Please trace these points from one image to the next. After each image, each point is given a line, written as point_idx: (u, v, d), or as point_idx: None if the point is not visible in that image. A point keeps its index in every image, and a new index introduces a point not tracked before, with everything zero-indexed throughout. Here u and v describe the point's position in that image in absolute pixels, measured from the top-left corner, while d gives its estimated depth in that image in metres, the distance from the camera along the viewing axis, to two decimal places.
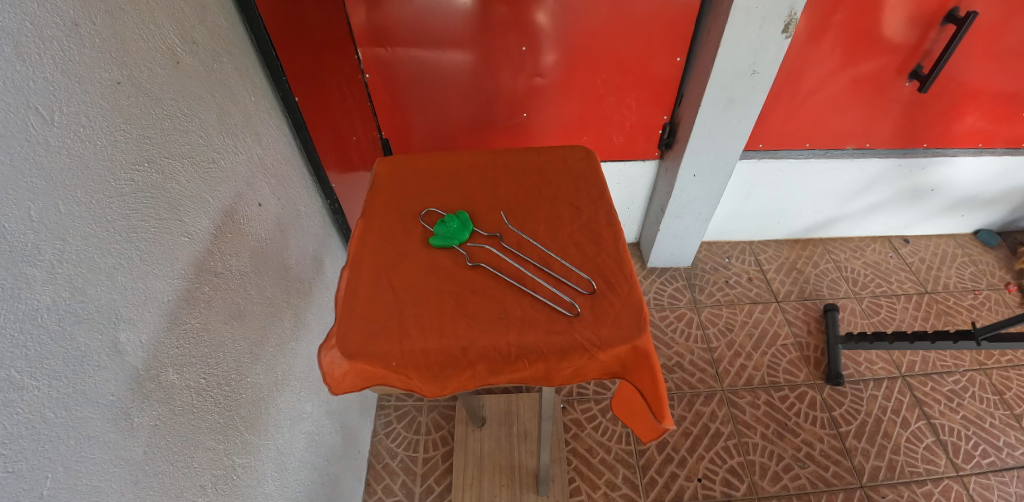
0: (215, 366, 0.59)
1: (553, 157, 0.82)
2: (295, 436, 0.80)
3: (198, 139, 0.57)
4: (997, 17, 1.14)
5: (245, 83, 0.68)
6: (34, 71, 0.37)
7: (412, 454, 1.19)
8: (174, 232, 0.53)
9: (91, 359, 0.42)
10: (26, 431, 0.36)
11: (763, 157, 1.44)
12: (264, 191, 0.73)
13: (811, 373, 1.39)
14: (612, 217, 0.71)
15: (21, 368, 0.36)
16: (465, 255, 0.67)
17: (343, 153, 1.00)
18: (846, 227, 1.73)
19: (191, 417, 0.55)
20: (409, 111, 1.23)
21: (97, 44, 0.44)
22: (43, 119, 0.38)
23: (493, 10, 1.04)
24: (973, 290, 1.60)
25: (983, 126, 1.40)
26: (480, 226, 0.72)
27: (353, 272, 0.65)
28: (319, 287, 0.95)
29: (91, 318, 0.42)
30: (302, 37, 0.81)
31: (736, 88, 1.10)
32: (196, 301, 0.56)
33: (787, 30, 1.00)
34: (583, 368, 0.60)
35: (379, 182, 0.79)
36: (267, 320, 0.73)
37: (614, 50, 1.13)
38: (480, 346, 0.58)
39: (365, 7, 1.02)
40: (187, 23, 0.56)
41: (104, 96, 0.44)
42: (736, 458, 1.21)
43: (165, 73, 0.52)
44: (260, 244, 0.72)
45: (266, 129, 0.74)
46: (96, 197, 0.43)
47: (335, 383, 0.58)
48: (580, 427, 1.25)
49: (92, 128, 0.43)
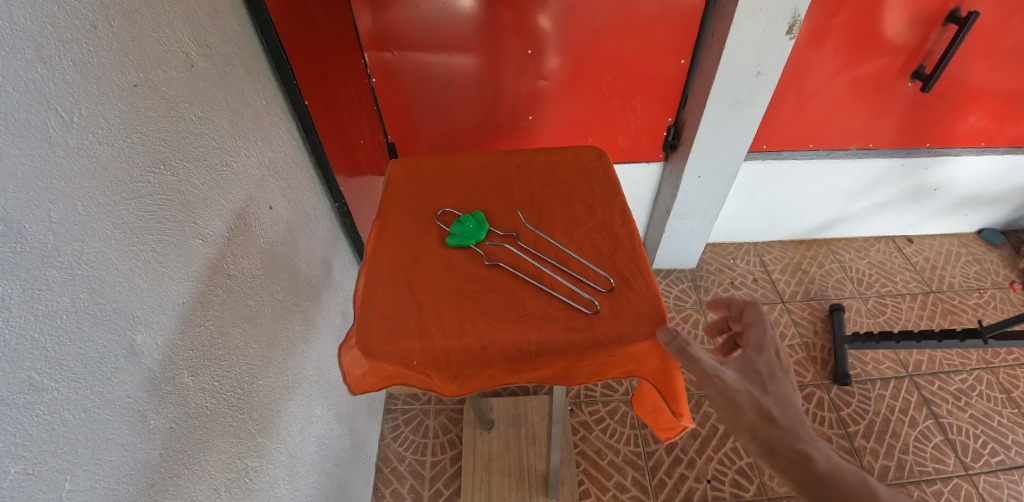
0: (229, 369, 0.59)
1: (566, 157, 0.82)
2: (306, 439, 0.80)
3: (211, 142, 0.58)
4: (998, 18, 1.15)
5: (256, 86, 0.68)
6: (54, 73, 0.38)
7: (420, 457, 1.19)
8: (189, 234, 0.53)
9: (108, 360, 0.42)
10: (45, 433, 0.36)
11: (767, 158, 1.44)
12: (274, 193, 0.73)
13: (818, 373, 1.38)
14: (626, 216, 0.72)
15: (41, 369, 0.36)
16: (481, 254, 0.67)
17: (351, 157, 1.01)
18: (850, 227, 1.73)
19: (206, 421, 0.55)
20: (415, 115, 1.23)
21: (115, 47, 0.44)
22: (63, 121, 0.38)
23: (498, 14, 1.05)
24: (977, 289, 1.60)
25: (985, 126, 1.41)
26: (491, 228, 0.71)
27: (371, 272, 0.65)
28: (328, 290, 0.94)
29: (108, 319, 0.42)
30: (311, 40, 0.81)
31: (741, 89, 1.10)
32: (210, 303, 0.56)
33: (791, 31, 1.01)
34: (602, 365, 0.60)
35: (392, 182, 0.80)
36: (279, 322, 0.73)
37: (618, 52, 1.14)
38: (499, 344, 0.58)
39: (371, 10, 1.02)
40: (201, 27, 0.56)
41: (121, 99, 0.44)
42: (746, 458, 1.20)
43: (180, 76, 0.53)
44: (271, 247, 0.72)
45: (277, 132, 0.74)
46: (113, 198, 0.43)
47: (355, 383, 0.59)
48: (587, 429, 1.25)
49: (110, 130, 0.43)
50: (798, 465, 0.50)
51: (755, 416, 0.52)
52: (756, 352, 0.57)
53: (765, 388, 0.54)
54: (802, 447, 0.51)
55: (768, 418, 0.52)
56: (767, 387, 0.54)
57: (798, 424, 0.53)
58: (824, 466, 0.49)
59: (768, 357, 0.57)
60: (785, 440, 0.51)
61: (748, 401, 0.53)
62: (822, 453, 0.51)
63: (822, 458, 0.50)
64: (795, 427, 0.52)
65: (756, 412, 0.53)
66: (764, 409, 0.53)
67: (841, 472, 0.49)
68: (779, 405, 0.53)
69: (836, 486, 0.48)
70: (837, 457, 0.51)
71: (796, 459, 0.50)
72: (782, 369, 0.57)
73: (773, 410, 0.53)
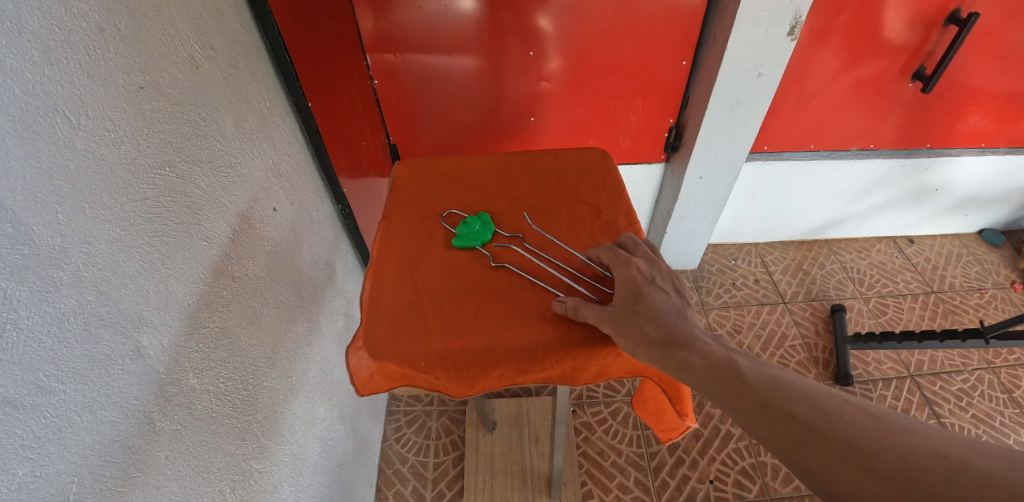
0: (233, 371, 0.59)
1: (570, 159, 0.82)
2: (309, 440, 0.80)
3: (217, 144, 0.58)
4: (998, 18, 1.15)
5: (261, 89, 0.69)
6: (61, 76, 0.38)
7: (422, 458, 1.19)
8: (194, 236, 0.53)
9: (114, 362, 0.42)
10: (53, 435, 0.36)
11: (769, 159, 1.44)
12: (278, 195, 0.73)
13: (820, 374, 1.39)
14: (631, 217, 0.72)
15: (49, 371, 0.36)
16: (488, 255, 0.68)
17: (354, 159, 1.01)
18: (851, 228, 1.74)
19: (211, 422, 0.55)
20: (417, 116, 1.23)
21: (121, 49, 0.44)
22: (70, 123, 0.38)
23: (499, 15, 1.05)
24: (978, 289, 1.61)
25: (986, 126, 1.41)
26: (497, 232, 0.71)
27: (377, 273, 0.66)
28: (331, 292, 0.94)
29: (115, 321, 0.42)
30: (314, 42, 0.81)
31: (742, 90, 1.11)
32: (215, 304, 0.56)
33: (792, 32, 1.01)
34: (608, 365, 0.60)
35: (397, 184, 0.80)
36: (282, 324, 0.73)
37: (619, 54, 1.14)
38: (506, 345, 0.58)
39: (374, 12, 1.02)
40: (206, 29, 0.56)
41: (127, 101, 0.44)
42: (748, 459, 1.20)
43: (185, 78, 0.53)
44: (275, 249, 0.72)
45: (280, 134, 0.74)
46: (120, 200, 0.43)
47: (362, 384, 0.59)
48: (590, 430, 1.25)
49: (117, 132, 0.43)
50: (680, 371, 0.50)
51: (632, 332, 0.54)
52: (618, 275, 0.59)
53: (637, 302, 0.56)
54: (679, 353, 0.50)
55: (644, 334, 0.53)
56: (637, 300, 0.56)
57: (673, 325, 0.53)
58: (699, 364, 0.49)
59: (629, 274, 0.58)
60: (663, 352, 0.51)
61: (625, 325, 0.54)
62: (700, 353, 0.50)
63: (699, 357, 0.49)
64: (668, 330, 0.53)
65: (633, 331, 0.54)
66: (639, 323, 0.54)
67: (716, 365, 0.48)
68: (650, 312, 0.54)
69: (715, 377, 0.48)
70: (711, 346, 0.51)
71: (677, 366, 0.50)
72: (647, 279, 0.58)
73: (647, 324, 0.54)
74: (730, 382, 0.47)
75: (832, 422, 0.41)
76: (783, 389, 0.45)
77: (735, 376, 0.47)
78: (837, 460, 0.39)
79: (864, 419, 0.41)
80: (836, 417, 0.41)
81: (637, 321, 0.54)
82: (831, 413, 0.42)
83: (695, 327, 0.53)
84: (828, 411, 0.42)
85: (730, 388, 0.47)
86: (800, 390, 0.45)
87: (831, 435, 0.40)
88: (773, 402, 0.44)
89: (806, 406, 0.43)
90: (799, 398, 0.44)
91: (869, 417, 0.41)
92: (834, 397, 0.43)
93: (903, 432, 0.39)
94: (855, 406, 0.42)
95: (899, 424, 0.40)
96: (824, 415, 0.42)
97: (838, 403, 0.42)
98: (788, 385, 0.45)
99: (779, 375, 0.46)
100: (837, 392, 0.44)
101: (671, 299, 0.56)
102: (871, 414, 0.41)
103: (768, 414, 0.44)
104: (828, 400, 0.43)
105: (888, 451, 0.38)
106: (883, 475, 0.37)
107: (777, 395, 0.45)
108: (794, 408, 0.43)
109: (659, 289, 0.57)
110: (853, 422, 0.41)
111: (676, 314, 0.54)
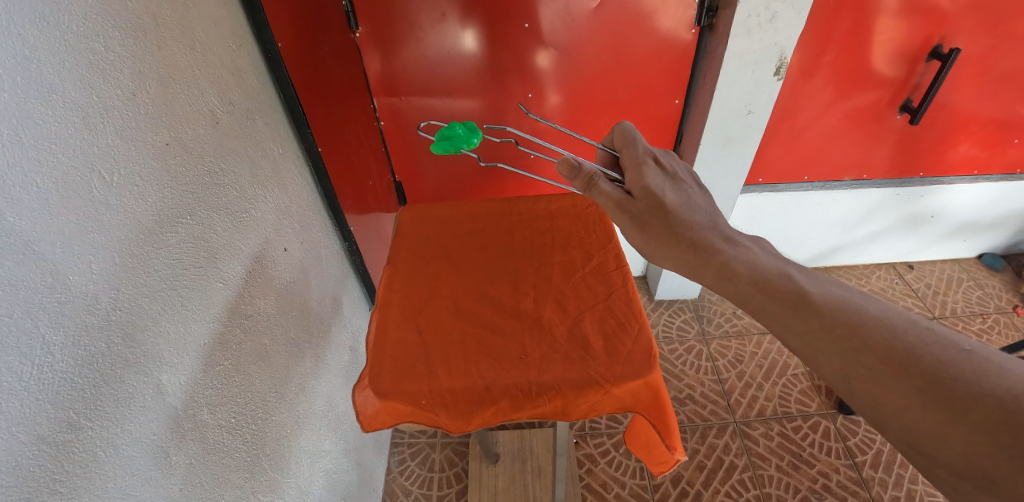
0: (244, 406, 0.62)
1: (564, 203, 0.87)
2: (315, 473, 0.82)
3: (232, 192, 0.62)
4: (979, 52, 1.20)
5: (274, 137, 0.73)
6: (99, 139, 0.42)
7: (426, 491, 1.19)
8: (210, 278, 0.56)
9: (136, 400, 0.45)
10: (79, 469, 0.39)
11: (763, 191, 1.49)
12: (289, 236, 0.77)
13: (823, 403, 1.36)
14: (620, 261, 0.75)
15: (78, 410, 0.39)
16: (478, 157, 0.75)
17: (361, 198, 1.06)
18: (849, 255, 1.76)
19: (222, 456, 0.57)
20: (421, 155, 1.29)
21: (151, 111, 0.48)
22: (104, 181, 0.42)
23: (500, 59, 1.11)
24: (981, 314, 1.61)
25: (977, 154, 1.44)
26: (478, 142, 0.77)
27: (382, 314, 0.69)
28: (339, 326, 0.98)
29: (137, 362, 0.45)
30: (323, 90, 0.87)
31: (733, 127, 1.16)
32: (229, 343, 0.59)
33: (778, 72, 1.07)
34: (599, 402, 0.61)
35: (401, 229, 0.84)
36: (291, 359, 0.76)
37: (615, 93, 1.19)
38: (502, 384, 0.60)
39: (381, 56, 1.08)
40: (226, 86, 0.61)
41: (155, 157, 0.49)
42: (752, 491, 1.19)
43: (207, 132, 0.57)
44: (286, 287, 0.75)
45: (291, 178, 0.79)
46: (144, 249, 0.47)
47: (367, 421, 0.61)
48: (593, 462, 1.25)
49: (145, 185, 0.47)
50: (726, 280, 0.54)
51: (659, 232, 0.62)
52: (635, 172, 0.67)
53: (660, 196, 0.63)
54: (721, 260, 0.55)
55: (676, 235, 0.60)
56: (661, 193, 0.63)
57: (708, 229, 0.60)
58: (746, 273, 0.53)
59: (649, 169, 0.66)
60: (701, 257, 0.57)
61: (652, 223, 0.63)
62: (746, 263, 0.54)
63: (746, 268, 0.53)
64: (700, 233, 0.59)
65: (662, 231, 0.62)
66: (666, 221, 0.62)
67: (765, 277, 0.52)
68: (676, 208, 0.62)
69: (780, 298, 0.50)
70: (760, 258, 0.54)
71: (723, 274, 0.55)
72: (670, 176, 0.66)
73: (676, 224, 0.61)
74: (792, 303, 0.49)
75: (916, 358, 0.41)
76: (855, 314, 0.46)
77: (798, 298, 0.49)
78: (916, 401, 0.40)
79: (954, 356, 0.40)
80: (921, 352, 0.41)
81: (663, 218, 0.62)
82: (915, 347, 0.42)
83: (731, 232, 0.59)
84: (911, 345, 0.42)
85: (793, 309, 0.48)
86: (877, 316, 0.45)
87: (915, 371, 0.41)
88: (841, 328, 0.45)
89: (884, 335, 0.43)
90: (876, 326, 0.44)
91: (957, 353, 0.40)
92: (914, 327, 0.43)
93: (998, 371, 0.38)
94: (942, 340, 0.41)
95: (993, 363, 0.38)
96: (904, 348, 0.42)
97: (922, 337, 0.42)
98: (864, 312, 0.45)
99: (851, 300, 0.47)
100: (920, 321, 0.44)
101: (697, 196, 0.65)
102: (960, 349, 0.40)
103: (838, 345, 0.45)
104: (909, 332, 0.43)
105: (984, 393, 0.37)
106: (974, 422, 0.37)
107: (850, 322, 0.45)
108: (870, 336, 0.44)
109: (685, 185, 0.65)
110: (940, 358, 0.40)
111: (707, 216, 0.62)
